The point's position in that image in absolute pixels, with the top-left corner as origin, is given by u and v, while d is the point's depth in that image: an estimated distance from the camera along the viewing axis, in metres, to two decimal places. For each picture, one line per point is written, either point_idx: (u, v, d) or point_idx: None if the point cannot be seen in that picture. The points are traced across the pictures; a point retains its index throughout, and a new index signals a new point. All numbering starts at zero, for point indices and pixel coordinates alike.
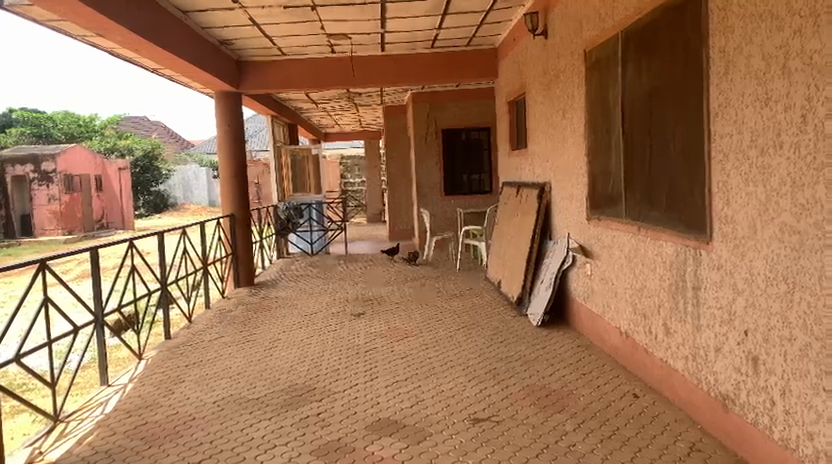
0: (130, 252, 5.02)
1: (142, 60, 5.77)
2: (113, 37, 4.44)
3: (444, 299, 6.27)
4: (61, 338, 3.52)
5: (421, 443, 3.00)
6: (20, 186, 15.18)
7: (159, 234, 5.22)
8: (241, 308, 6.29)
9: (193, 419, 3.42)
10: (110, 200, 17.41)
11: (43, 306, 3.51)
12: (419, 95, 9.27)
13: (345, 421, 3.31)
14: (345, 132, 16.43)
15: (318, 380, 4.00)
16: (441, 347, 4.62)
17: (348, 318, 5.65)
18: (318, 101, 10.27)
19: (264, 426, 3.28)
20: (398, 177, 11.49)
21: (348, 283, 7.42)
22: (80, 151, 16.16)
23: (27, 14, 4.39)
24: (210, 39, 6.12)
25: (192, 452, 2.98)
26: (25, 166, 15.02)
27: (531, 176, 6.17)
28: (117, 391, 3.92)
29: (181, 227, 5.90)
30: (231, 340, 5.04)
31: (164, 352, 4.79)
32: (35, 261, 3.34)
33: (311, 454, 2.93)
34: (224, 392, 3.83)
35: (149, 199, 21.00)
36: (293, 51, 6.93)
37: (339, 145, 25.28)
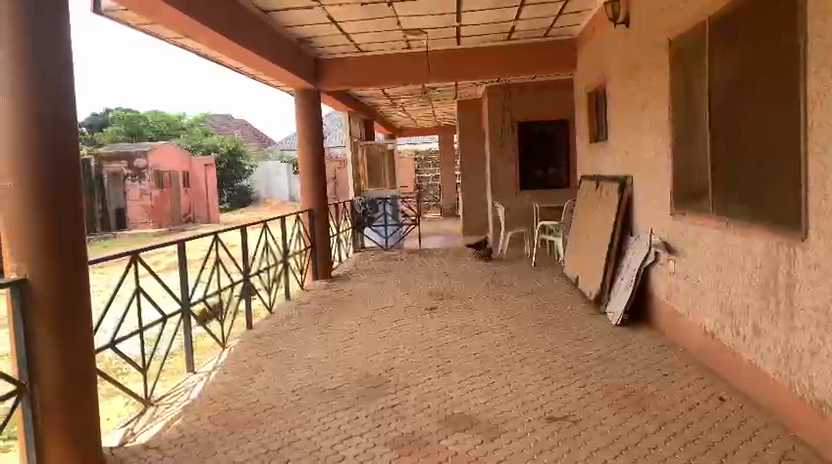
0: (215, 246, 5.22)
1: (226, 60, 5.98)
2: (200, 38, 4.63)
3: (519, 295, 6.20)
4: (150, 326, 3.71)
5: (495, 440, 2.97)
6: (114, 183, 15.86)
7: (241, 228, 5.37)
8: (318, 300, 6.44)
9: (273, 407, 3.53)
10: (197, 195, 18.15)
11: (136, 295, 3.71)
12: (495, 89, 9.20)
13: (419, 414, 3.33)
14: (420, 127, 16.51)
15: (393, 373, 4.04)
16: (516, 343, 4.57)
17: (422, 312, 5.68)
18: (394, 97, 10.37)
19: (340, 416, 3.34)
20: (472, 172, 11.44)
21: (423, 278, 7.47)
22: (169, 148, 17.01)
23: (121, 18, 4.64)
24: (291, 39, 6.28)
25: (271, 440, 3.07)
26: (120, 162, 15.93)
27: (611, 170, 6.01)
28: (202, 379, 4.09)
29: (262, 222, 6.09)
30: (308, 332, 5.16)
31: (245, 342, 4.96)
32: (127, 253, 3.53)
33: (386, 446, 2.96)
34: (303, 381, 3.94)
35: (232, 194, 21.77)
36: (370, 48, 7.00)
37: (414, 140, 25.42)
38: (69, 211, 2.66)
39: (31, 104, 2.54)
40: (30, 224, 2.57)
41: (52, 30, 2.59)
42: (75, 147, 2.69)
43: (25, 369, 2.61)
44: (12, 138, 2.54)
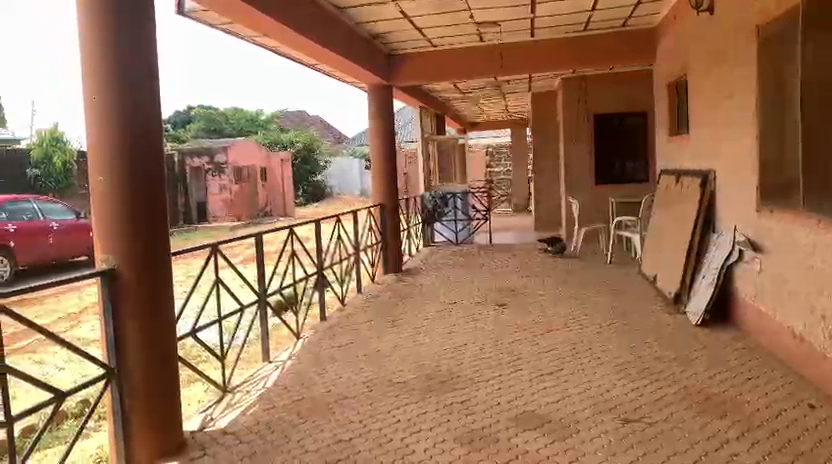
0: (291, 239, 5.34)
1: (301, 57, 6.09)
2: (277, 37, 4.74)
3: (593, 292, 6.05)
4: (227, 315, 3.83)
5: (567, 439, 2.92)
6: (196, 176, 16.58)
7: (315, 222, 5.46)
8: (388, 294, 6.50)
9: (345, 398, 3.58)
10: (274, 189, 18.68)
11: (215, 286, 3.85)
12: (570, 80, 8.99)
13: (489, 411, 3.31)
14: (492, 120, 16.39)
15: (463, 369, 4.02)
16: (589, 342, 4.47)
17: (492, 308, 5.64)
18: (466, 91, 10.32)
19: (410, 410, 3.36)
20: (545, 166, 11.25)
21: (493, 273, 7.40)
22: (250, 146, 17.53)
23: (203, 18, 4.79)
24: (364, 35, 6.34)
25: (343, 430, 3.13)
26: (201, 158, 16.63)
27: (693, 163, 5.77)
28: (276, 368, 4.20)
29: (335, 217, 6.19)
30: (378, 325, 5.21)
31: (318, 333, 5.06)
32: (207, 245, 3.67)
33: (455, 441, 2.95)
34: (374, 373, 3.99)
35: (307, 189, 22.11)
36: (442, 42, 6.98)
37: (486, 135, 25.27)
38: (152, 205, 2.78)
39: (119, 102, 2.67)
40: (118, 217, 2.70)
41: (137, 28, 2.70)
42: (159, 142, 2.81)
43: (113, 356, 2.75)
44: (101, 134, 2.67)
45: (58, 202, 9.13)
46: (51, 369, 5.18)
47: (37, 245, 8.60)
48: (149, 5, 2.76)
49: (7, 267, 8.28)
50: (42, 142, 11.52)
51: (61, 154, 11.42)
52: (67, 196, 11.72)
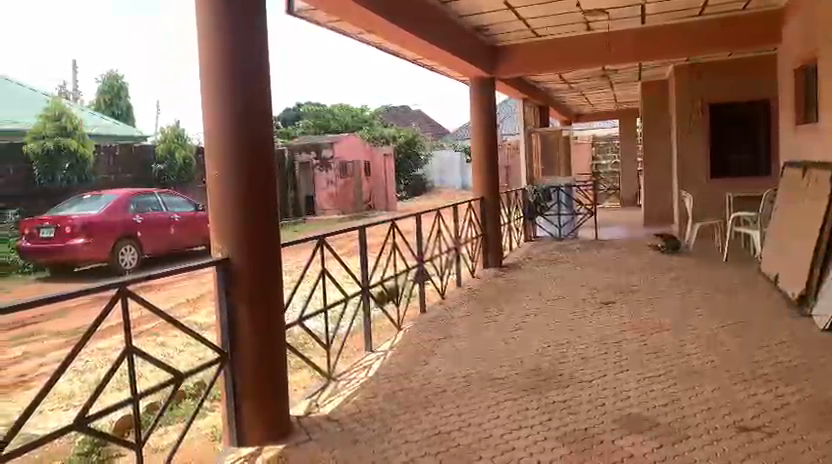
0: (392, 232, 5.40)
1: (404, 52, 6.14)
2: (383, 33, 4.81)
3: (706, 292, 5.74)
4: (332, 305, 3.95)
5: (677, 445, 2.78)
6: (305, 171, 17.09)
7: (417, 215, 5.49)
8: (490, 288, 6.46)
9: (444, 390, 3.60)
10: (377, 183, 19.11)
11: (322, 276, 3.98)
12: (683, 68, 8.57)
13: (592, 411, 3.21)
14: (599, 111, 15.90)
15: (565, 367, 3.92)
16: (702, 344, 4.23)
17: (597, 306, 5.47)
18: (571, 81, 10.04)
19: (509, 406, 3.32)
20: (656, 158, 10.76)
21: (598, 270, 7.19)
22: (353, 141, 18.13)
23: (312, 17, 4.94)
24: (467, 27, 6.30)
25: (442, 423, 3.14)
26: (309, 154, 17.17)
27: (822, 155, 5.32)
28: (378, 358, 4.28)
29: (436, 211, 6.20)
30: (479, 320, 5.19)
31: (418, 325, 5.11)
32: (314, 237, 3.79)
33: (556, 440, 2.89)
34: (474, 367, 3.98)
35: (409, 183, 22.38)
36: (548, 32, 6.82)
37: (592, 126, 24.59)
38: (264, 197, 2.90)
39: (234, 99, 2.80)
40: (231, 209, 2.84)
41: (249, 25, 2.82)
42: (271, 138, 2.92)
43: (228, 341, 2.91)
44: (218, 128, 2.82)
45: (178, 194, 9.72)
46: (171, 352, 5.53)
47: (161, 235, 9.22)
48: (260, 5, 2.87)
49: (134, 257, 8.78)
50: (166, 139, 11.99)
51: (182, 148, 12.13)
52: (188, 189, 12.50)
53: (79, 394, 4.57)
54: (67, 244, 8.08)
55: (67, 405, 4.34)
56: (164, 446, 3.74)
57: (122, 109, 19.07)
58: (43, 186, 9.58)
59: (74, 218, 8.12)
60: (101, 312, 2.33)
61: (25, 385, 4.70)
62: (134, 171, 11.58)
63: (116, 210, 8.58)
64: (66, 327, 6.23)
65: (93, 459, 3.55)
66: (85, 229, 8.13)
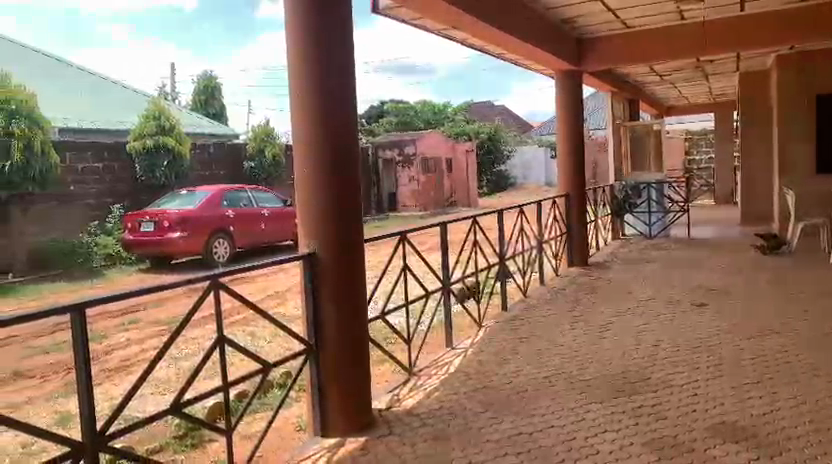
0: (474, 228, 5.35)
1: (488, 46, 6.08)
2: (466, 28, 4.78)
3: (811, 295, 5.38)
4: (413, 301, 3.97)
5: (776, 458, 2.62)
6: (388, 168, 17.37)
7: (498, 212, 5.42)
8: (574, 287, 6.31)
9: (527, 390, 3.55)
10: (458, 179, 19.13)
11: (403, 272, 4.00)
12: (786, 57, 8.10)
13: (683, 418, 3.08)
14: (692, 105, 15.22)
15: (653, 371, 3.77)
16: (805, 351, 3.96)
17: (689, 308, 5.23)
18: (663, 73, 9.65)
19: (594, 409, 3.23)
20: (755, 153, 10.19)
21: (691, 270, 6.87)
22: (435, 137, 18.14)
23: (396, 15, 4.97)
24: (552, 20, 6.16)
25: (524, 423, 3.10)
26: (392, 150, 17.29)
27: None
28: (458, 355, 4.26)
29: (519, 208, 6.09)
30: (562, 320, 5.07)
31: (500, 323, 5.06)
32: (396, 234, 3.81)
33: (643, 446, 2.79)
34: (557, 368, 3.89)
35: (491, 179, 22.28)
36: (638, 23, 6.58)
37: (684, 120, 23.59)
38: (348, 191, 2.95)
39: (320, 99, 2.86)
40: (318, 202, 2.90)
41: (335, 23, 2.86)
42: (354, 136, 2.97)
43: (313, 332, 2.98)
44: (305, 128, 2.89)
45: (267, 190, 10.09)
46: (259, 342, 5.73)
47: (251, 230, 9.57)
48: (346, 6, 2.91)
49: (227, 250, 9.16)
50: (256, 137, 12.40)
51: (272, 146, 12.54)
52: (276, 184, 12.92)
53: (175, 380, 4.80)
54: (165, 237, 8.52)
55: (165, 390, 4.58)
56: (253, 433, 3.87)
57: (216, 108, 19.94)
58: (144, 181, 10.14)
59: (171, 212, 8.55)
60: (194, 303, 2.45)
61: (127, 369, 4.99)
62: (227, 168, 12.06)
63: (211, 205, 8.97)
64: (164, 316, 6.58)
65: (186, 443, 3.72)
66: (182, 223, 8.54)
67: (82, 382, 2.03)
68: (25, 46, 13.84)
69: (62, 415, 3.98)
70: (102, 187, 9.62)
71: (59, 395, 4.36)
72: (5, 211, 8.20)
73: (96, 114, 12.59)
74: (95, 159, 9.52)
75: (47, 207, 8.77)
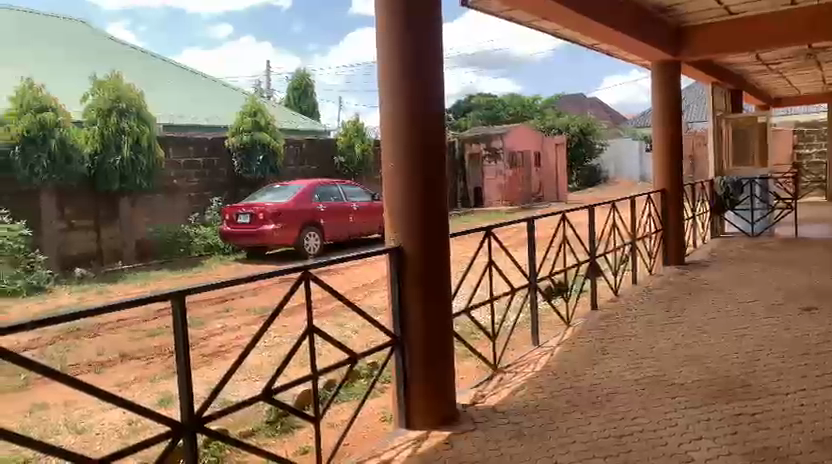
0: (564, 225, 5.22)
1: (580, 38, 5.90)
2: (557, 18, 4.65)
3: None
4: (499, 296, 3.91)
5: None
6: (474, 163, 17.09)
7: (589, 208, 5.26)
8: (669, 287, 6.05)
9: (616, 392, 3.43)
10: (548, 173, 18.82)
11: (488, 267, 3.95)
12: None
13: (787, 429, 2.88)
14: (802, 95, 14.21)
15: (755, 377, 3.56)
16: None
17: (797, 312, 4.90)
18: (770, 62, 9.05)
19: (688, 415, 3.08)
20: None
21: (798, 272, 6.43)
22: (522, 131, 17.94)
23: (485, 8, 4.90)
24: (648, 9, 5.89)
25: (614, 425, 3.00)
26: (479, 144, 17.12)
27: None
28: (545, 354, 4.17)
29: (612, 203, 5.89)
30: (656, 320, 4.87)
31: (589, 322, 4.92)
32: (482, 228, 3.76)
33: (742, 456, 2.64)
34: (649, 370, 3.75)
35: (581, 173, 21.70)
36: (744, 9, 6.18)
37: (794, 111, 22.07)
38: (435, 189, 2.96)
39: (409, 96, 2.88)
40: (404, 197, 2.92)
41: (424, 22, 2.87)
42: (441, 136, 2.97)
43: (399, 327, 3.01)
44: (393, 124, 2.91)
45: (357, 184, 10.28)
46: (347, 332, 5.85)
47: (341, 223, 9.79)
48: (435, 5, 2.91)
49: (317, 243, 9.41)
50: (346, 133, 12.68)
51: (361, 142, 12.79)
52: (365, 179, 13.15)
53: (267, 366, 4.98)
54: (260, 229, 8.84)
55: (257, 376, 4.76)
56: (340, 421, 3.96)
57: (308, 105, 20.51)
58: (241, 176, 10.56)
59: (266, 205, 8.88)
60: (286, 292, 2.52)
61: (223, 354, 5.23)
62: (319, 163, 12.37)
63: (303, 199, 9.23)
64: (258, 305, 6.84)
65: (276, 428, 3.84)
66: (276, 215, 8.84)
67: (181, 366, 2.13)
68: (135, 49, 14.75)
69: (163, 396, 4.21)
70: (202, 180, 10.08)
71: (162, 377, 4.63)
72: (115, 203, 8.83)
73: (197, 111, 13.23)
74: (196, 153, 9.99)
75: (153, 199, 9.30)
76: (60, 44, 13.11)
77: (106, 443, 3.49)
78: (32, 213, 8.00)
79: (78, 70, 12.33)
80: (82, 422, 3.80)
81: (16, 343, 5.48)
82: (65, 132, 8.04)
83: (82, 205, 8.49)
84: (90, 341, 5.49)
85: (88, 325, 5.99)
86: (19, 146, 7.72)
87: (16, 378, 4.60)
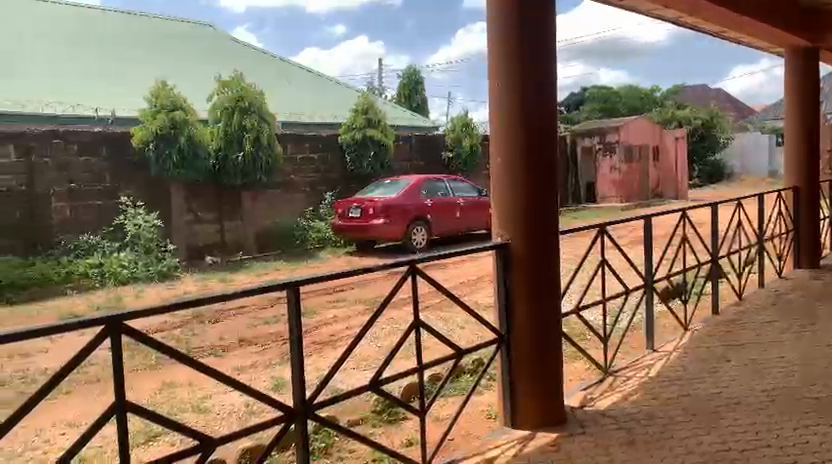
0: (684, 223, 4.93)
1: (703, 27, 5.54)
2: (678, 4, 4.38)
3: None
4: (612, 297, 3.75)
5: None
6: (587, 157, 16.39)
7: (712, 206, 4.94)
8: (802, 292, 5.58)
9: (738, 403, 3.20)
10: (666, 169, 17.97)
11: (601, 267, 3.80)
12: None
13: None
14: None
15: None
16: None
17: None
18: None
19: (823, 432, 2.82)
20: None
21: None
22: (639, 123, 17.26)
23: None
24: None
25: (736, 438, 2.80)
26: (592, 138, 16.59)
27: None
28: (660, 359, 3.98)
29: (737, 201, 5.50)
30: (785, 328, 4.51)
31: (709, 327, 4.64)
32: (595, 226, 3.62)
33: None
34: (777, 382, 3.47)
35: (704, 169, 20.59)
36: None
37: None
38: (544, 185, 2.89)
39: (520, 94, 2.82)
40: (514, 196, 2.87)
41: (536, 19, 2.81)
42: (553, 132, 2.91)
43: (505, 324, 2.96)
44: (503, 123, 2.86)
45: (465, 180, 10.30)
46: (453, 328, 5.86)
47: (448, 218, 9.84)
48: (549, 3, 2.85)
49: (424, 238, 9.50)
50: (455, 128, 12.73)
51: (470, 137, 12.78)
52: (473, 175, 13.14)
53: (375, 357, 5.08)
54: (370, 223, 9.06)
55: (365, 366, 4.88)
56: (445, 416, 3.96)
57: (418, 101, 20.73)
58: (353, 172, 10.84)
59: (376, 200, 9.07)
60: (394, 285, 2.55)
61: (334, 344, 5.40)
62: (429, 158, 12.45)
63: (411, 194, 9.33)
64: (367, 296, 7.01)
65: (383, 419, 3.91)
66: (385, 210, 9.01)
67: (295, 354, 2.22)
68: (257, 50, 15.51)
69: (278, 381, 4.41)
70: (317, 176, 10.43)
71: (277, 363, 4.84)
72: (237, 197, 9.34)
73: (313, 108, 13.73)
74: (312, 150, 10.34)
75: (272, 193, 9.74)
76: (191, 47, 14.02)
77: (225, 424, 3.69)
78: (164, 205, 8.67)
79: (206, 72, 13.15)
80: (204, 402, 4.05)
81: (148, 325, 5.92)
82: (193, 131, 8.59)
83: (208, 199, 9.05)
84: (213, 326, 5.83)
85: (212, 311, 6.38)
86: (153, 144, 8.34)
87: (148, 358, 4.97)
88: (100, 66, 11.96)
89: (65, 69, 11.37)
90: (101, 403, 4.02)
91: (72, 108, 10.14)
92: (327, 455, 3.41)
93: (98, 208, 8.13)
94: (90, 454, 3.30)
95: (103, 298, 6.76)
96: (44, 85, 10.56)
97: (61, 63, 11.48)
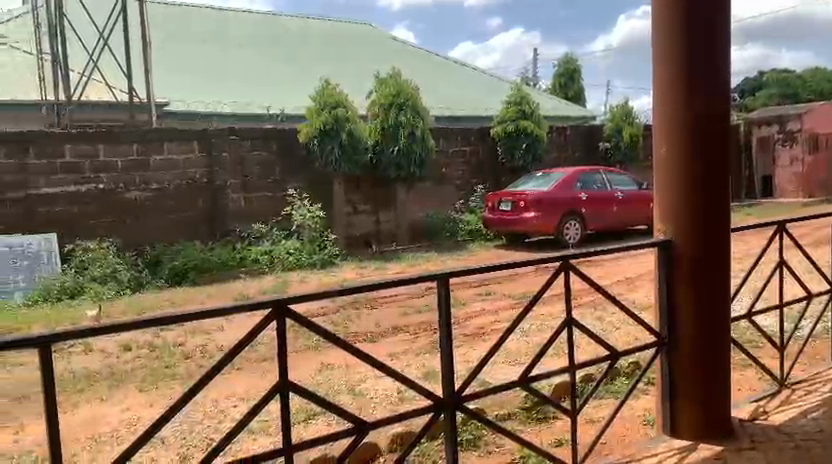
0: None
1: None
2: None
3: None
4: (793, 302, 3.38)
5: None
6: (764, 148, 15.23)
7: None
8: None
9: None
10: None
11: (779, 268, 3.43)
12: None
13: None
14: None
15: None
16: None
17: None
18: None
19: None
20: None
21: None
22: None
23: None
24: None
25: None
26: (771, 127, 15.05)
27: None
28: None
29: None
30: None
31: None
32: (774, 223, 3.27)
33: None
34: None
35: None
36: None
37: None
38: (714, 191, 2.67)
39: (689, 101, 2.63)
40: (680, 205, 2.68)
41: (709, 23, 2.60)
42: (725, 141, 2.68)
43: (667, 328, 2.77)
44: (669, 131, 2.68)
45: (624, 172, 9.81)
46: (607, 327, 5.63)
47: (604, 211, 9.44)
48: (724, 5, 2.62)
49: (577, 233, 9.20)
50: (614, 118, 12.25)
51: (630, 127, 12.21)
52: (632, 167, 12.53)
53: (524, 353, 5.00)
54: (521, 216, 8.93)
55: (514, 361, 4.83)
56: (598, 418, 3.81)
57: (574, 92, 20.12)
58: (505, 164, 10.77)
59: (528, 193, 8.92)
60: (546, 281, 2.48)
61: (483, 337, 5.40)
62: (584, 151, 12.05)
63: (565, 187, 9.07)
64: (517, 291, 6.93)
65: (532, 416, 3.84)
66: (537, 203, 8.84)
67: (444, 344, 2.24)
68: (413, 46, 15.86)
69: (428, 370, 4.48)
70: (468, 169, 10.47)
71: (427, 352, 4.93)
72: (393, 190, 9.64)
73: (467, 102, 13.82)
74: (464, 143, 10.41)
75: (424, 186, 9.95)
76: (352, 46, 14.65)
77: (378, 408, 3.83)
78: (325, 197, 9.16)
79: (365, 70, 13.67)
80: (359, 385, 4.22)
81: (311, 309, 6.30)
82: (353, 127, 8.95)
83: (365, 191, 9.43)
84: (369, 313, 6.07)
85: (368, 298, 6.64)
86: (317, 139, 8.82)
87: (310, 340, 5.28)
88: (245, 66, 12.55)
89: (215, 68, 12.03)
90: (267, 380, 4.33)
91: (245, 107, 10.99)
92: (475, 448, 3.41)
93: (268, 199, 8.76)
94: (258, 426, 3.57)
95: (271, 282, 7.29)
96: (219, 83, 11.54)
97: (232, 63, 12.44)
